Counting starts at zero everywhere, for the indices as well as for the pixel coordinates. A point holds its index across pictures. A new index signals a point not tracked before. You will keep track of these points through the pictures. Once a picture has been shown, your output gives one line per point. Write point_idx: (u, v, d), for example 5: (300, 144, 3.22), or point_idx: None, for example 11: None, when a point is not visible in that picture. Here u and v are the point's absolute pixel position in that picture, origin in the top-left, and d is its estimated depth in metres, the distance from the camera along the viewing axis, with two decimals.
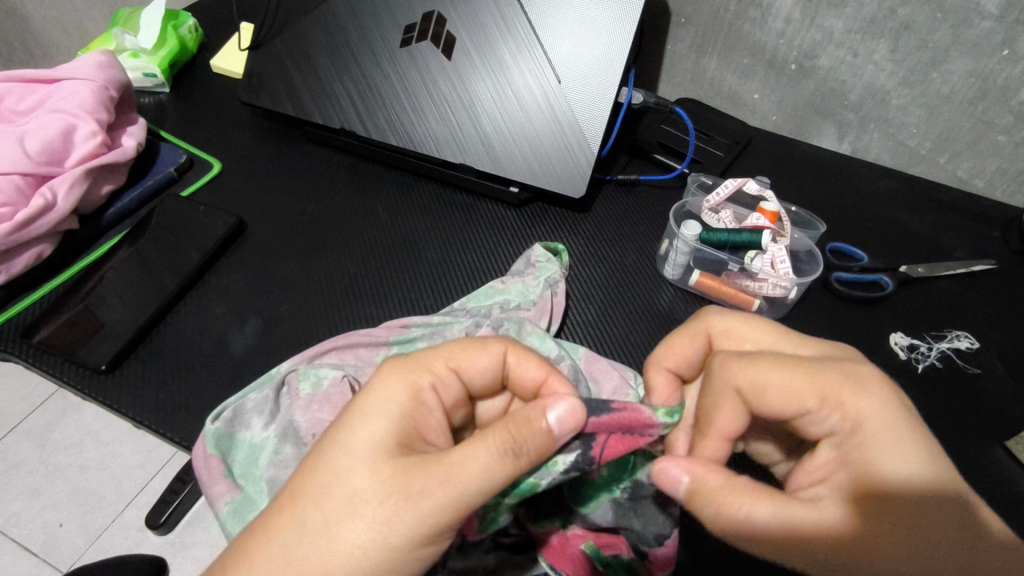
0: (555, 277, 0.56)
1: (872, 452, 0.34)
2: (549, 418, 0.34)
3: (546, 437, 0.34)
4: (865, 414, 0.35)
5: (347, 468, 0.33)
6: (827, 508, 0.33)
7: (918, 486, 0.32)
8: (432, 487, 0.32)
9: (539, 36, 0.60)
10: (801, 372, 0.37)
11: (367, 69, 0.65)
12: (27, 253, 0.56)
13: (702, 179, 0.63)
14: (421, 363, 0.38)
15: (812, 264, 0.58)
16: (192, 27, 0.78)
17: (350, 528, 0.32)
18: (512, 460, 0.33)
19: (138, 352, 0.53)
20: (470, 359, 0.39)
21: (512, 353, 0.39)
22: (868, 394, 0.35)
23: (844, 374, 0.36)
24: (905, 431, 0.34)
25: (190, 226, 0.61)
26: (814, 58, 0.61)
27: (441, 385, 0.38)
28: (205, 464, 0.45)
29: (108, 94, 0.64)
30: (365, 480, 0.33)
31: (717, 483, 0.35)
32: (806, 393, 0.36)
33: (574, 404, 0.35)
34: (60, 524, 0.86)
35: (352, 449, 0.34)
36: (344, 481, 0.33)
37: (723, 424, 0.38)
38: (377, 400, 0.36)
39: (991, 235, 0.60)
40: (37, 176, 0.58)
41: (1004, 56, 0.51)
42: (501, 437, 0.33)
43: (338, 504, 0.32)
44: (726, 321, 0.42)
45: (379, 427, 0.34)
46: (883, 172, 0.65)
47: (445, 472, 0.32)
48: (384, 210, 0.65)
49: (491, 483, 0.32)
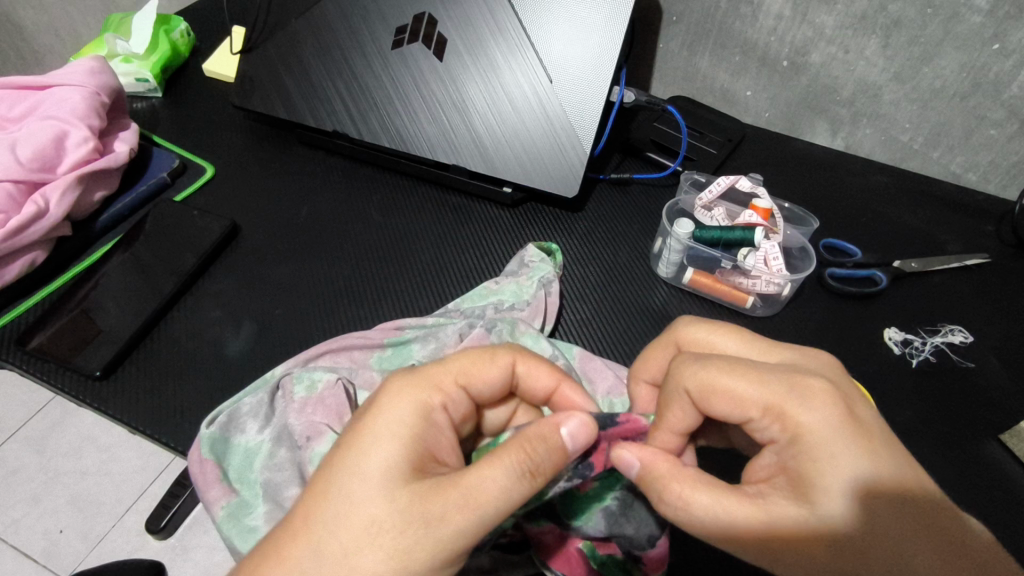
0: (548, 277, 0.56)
1: (811, 463, 0.33)
2: (562, 434, 0.35)
3: (561, 454, 0.34)
4: (806, 425, 0.34)
5: (360, 495, 0.32)
6: (763, 506, 0.33)
7: (856, 494, 0.32)
8: (452, 513, 0.31)
9: (530, 36, 0.60)
10: (748, 381, 0.35)
11: (358, 71, 0.65)
12: (20, 260, 0.56)
13: (694, 176, 0.63)
14: (428, 378, 0.37)
15: (805, 259, 0.58)
16: (184, 32, 0.78)
17: (369, 557, 0.31)
18: (530, 480, 0.33)
19: (134, 356, 0.54)
20: (478, 371, 0.39)
21: (521, 362, 0.40)
22: (814, 405, 0.34)
23: (793, 385, 0.35)
24: (847, 441, 0.33)
25: (184, 230, 0.61)
26: (806, 54, 0.61)
27: (452, 402, 0.37)
28: (201, 469, 0.45)
29: (100, 100, 0.64)
30: (384, 506, 0.32)
31: (658, 480, 0.35)
32: (751, 402, 0.35)
33: (585, 419, 0.36)
34: (60, 530, 0.86)
35: (365, 473, 0.33)
36: (360, 509, 0.32)
37: (672, 422, 0.38)
38: (388, 420, 0.35)
39: (985, 228, 0.60)
40: (30, 183, 0.58)
41: (996, 50, 0.51)
42: (518, 457, 0.33)
43: (357, 532, 0.31)
44: (693, 329, 0.41)
45: (393, 449, 0.34)
46: (876, 168, 0.66)
47: (463, 496, 0.32)
48: (378, 212, 0.65)
49: (508, 505, 0.32)
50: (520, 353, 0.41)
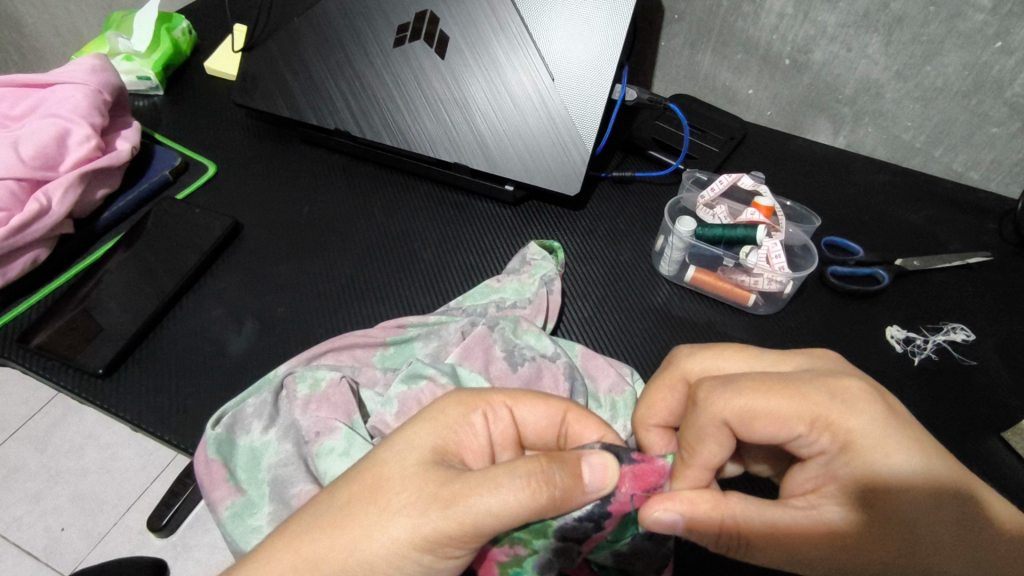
0: (550, 275, 0.56)
1: (865, 467, 0.33)
2: (583, 468, 0.34)
3: (575, 480, 0.33)
4: (856, 430, 0.34)
5: (381, 457, 0.34)
6: (819, 516, 0.34)
7: (914, 488, 0.32)
8: (447, 493, 0.32)
9: (533, 35, 0.60)
10: (789, 398, 0.35)
11: (360, 70, 0.65)
12: (23, 257, 0.56)
13: (696, 174, 0.63)
14: (479, 395, 0.38)
15: (807, 258, 0.58)
16: (186, 30, 0.78)
17: (367, 511, 0.32)
18: (536, 492, 0.32)
19: (136, 354, 0.54)
20: (526, 404, 0.39)
21: (571, 413, 0.39)
22: (854, 406, 0.34)
23: (832, 392, 0.35)
24: (894, 440, 0.33)
25: (187, 228, 0.61)
26: (808, 52, 0.61)
27: (494, 417, 0.38)
28: (207, 469, 0.45)
29: (102, 98, 0.64)
30: (396, 470, 0.33)
31: (710, 511, 0.34)
32: (794, 418, 0.35)
33: (608, 461, 0.35)
34: (62, 528, 0.86)
35: (394, 443, 0.35)
36: (376, 468, 0.34)
37: (706, 457, 0.37)
38: (432, 412, 0.37)
39: (987, 227, 0.60)
40: (32, 181, 0.58)
41: (998, 48, 0.51)
42: (528, 466, 0.32)
43: (365, 489, 0.33)
44: (698, 361, 0.41)
45: (425, 432, 0.35)
46: (877, 166, 0.66)
47: (463, 483, 0.32)
48: (381, 210, 0.65)
49: (503, 510, 0.31)
50: (575, 407, 0.40)
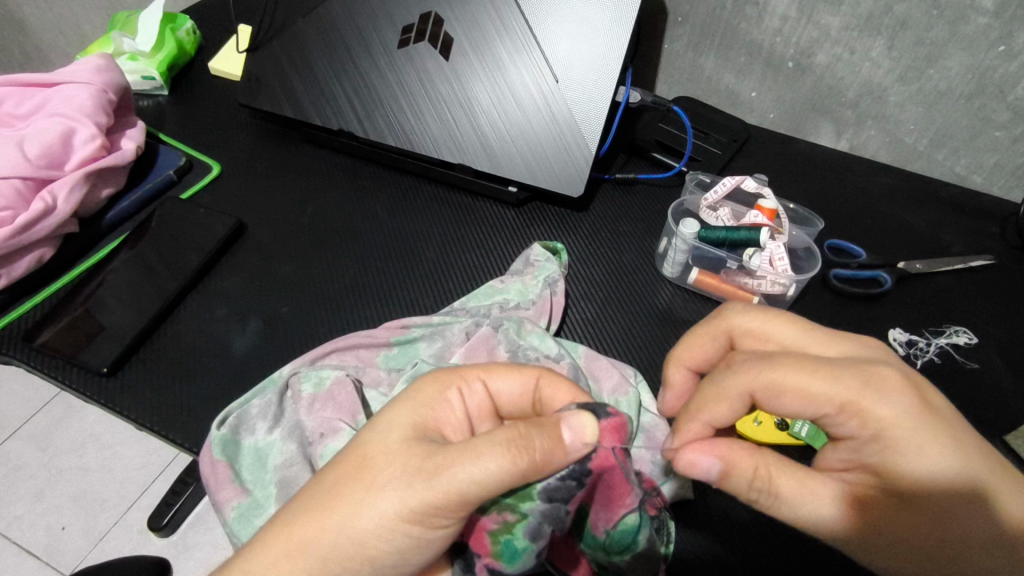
0: (553, 275, 0.56)
1: (892, 454, 0.34)
2: (562, 429, 0.34)
3: (556, 444, 0.34)
4: (885, 418, 0.34)
5: (364, 439, 0.35)
6: (840, 489, 0.35)
7: (938, 476, 0.33)
8: (431, 465, 0.32)
9: (537, 36, 0.60)
10: (822, 379, 0.35)
11: (364, 70, 0.65)
12: (28, 256, 0.56)
13: (699, 177, 0.64)
14: (453, 371, 0.39)
15: (811, 261, 0.58)
16: (190, 30, 0.78)
17: (355, 491, 0.33)
18: (517, 457, 0.32)
19: (140, 353, 0.54)
20: (501, 375, 0.40)
21: (545, 378, 0.39)
22: (889, 396, 0.34)
23: (866, 380, 0.35)
24: (923, 431, 0.34)
25: (191, 228, 0.61)
26: (812, 55, 0.61)
27: (469, 393, 0.39)
28: (212, 470, 0.45)
29: (108, 98, 0.64)
30: (380, 449, 0.34)
31: (747, 465, 0.36)
32: (824, 400, 0.35)
33: (588, 419, 0.35)
34: (63, 528, 0.86)
35: (375, 423, 0.35)
36: (360, 450, 0.34)
37: (716, 415, 0.39)
38: (407, 393, 0.37)
39: (990, 230, 0.60)
40: (37, 180, 0.58)
41: (1001, 52, 0.51)
42: (507, 433, 0.33)
43: (350, 470, 0.33)
44: (746, 319, 0.41)
45: (404, 410, 0.36)
46: (880, 169, 0.66)
47: (446, 454, 0.33)
48: (384, 210, 0.65)
49: (486, 478, 0.32)
50: (547, 372, 0.40)
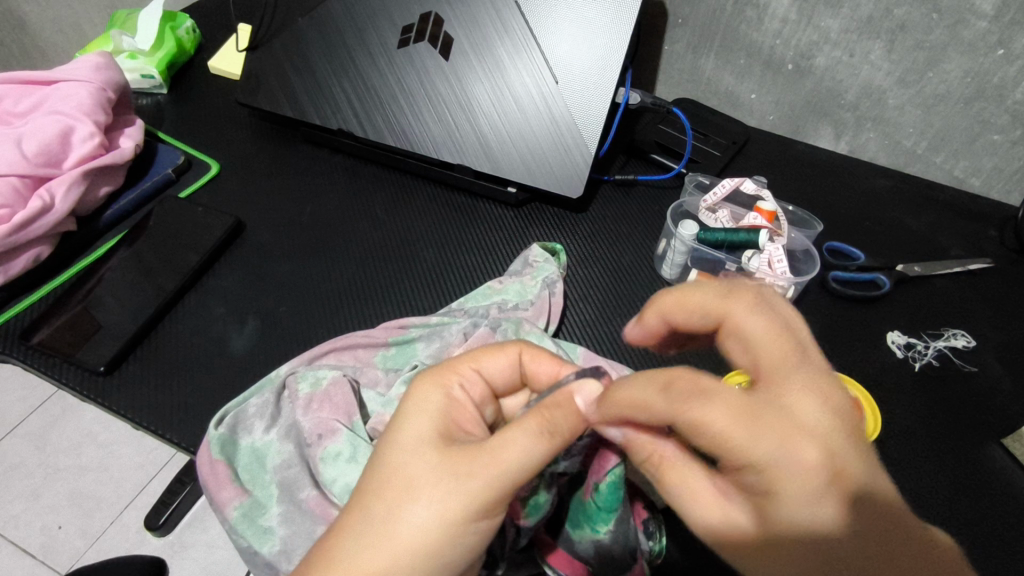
0: (552, 276, 0.56)
1: (779, 516, 0.30)
2: (577, 400, 0.35)
3: (578, 417, 0.35)
4: (823, 447, 0.29)
5: (398, 460, 0.35)
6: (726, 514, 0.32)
7: (820, 550, 0.29)
8: (477, 469, 0.33)
9: (536, 36, 0.60)
10: (742, 428, 0.29)
11: (364, 70, 0.65)
12: (25, 254, 0.56)
13: (698, 179, 0.64)
14: (444, 368, 0.39)
15: (808, 263, 0.58)
16: (190, 29, 0.78)
17: (411, 511, 0.33)
18: (551, 440, 0.33)
19: (137, 352, 0.54)
20: (490, 358, 0.39)
21: (527, 352, 0.41)
22: (837, 426, 0.30)
23: (782, 441, 0.29)
24: (823, 509, 0.29)
25: (188, 227, 0.61)
26: (811, 58, 0.61)
27: (469, 384, 0.39)
28: (211, 470, 0.45)
29: (107, 96, 0.64)
30: (420, 466, 0.34)
31: (643, 449, 0.36)
32: (721, 447, 0.30)
33: (599, 384, 0.36)
34: (60, 526, 0.86)
35: (403, 442, 0.35)
36: (399, 471, 0.34)
37: (634, 416, 0.33)
38: (416, 402, 0.37)
39: (988, 233, 0.60)
40: (36, 178, 0.58)
41: (1000, 55, 0.51)
42: (535, 421, 0.34)
43: (397, 492, 0.34)
44: (750, 316, 0.34)
45: (423, 421, 0.36)
46: (879, 172, 0.66)
47: (487, 455, 0.33)
48: (384, 210, 0.65)
49: (531, 463, 0.33)
50: (528, 346, 0.41)
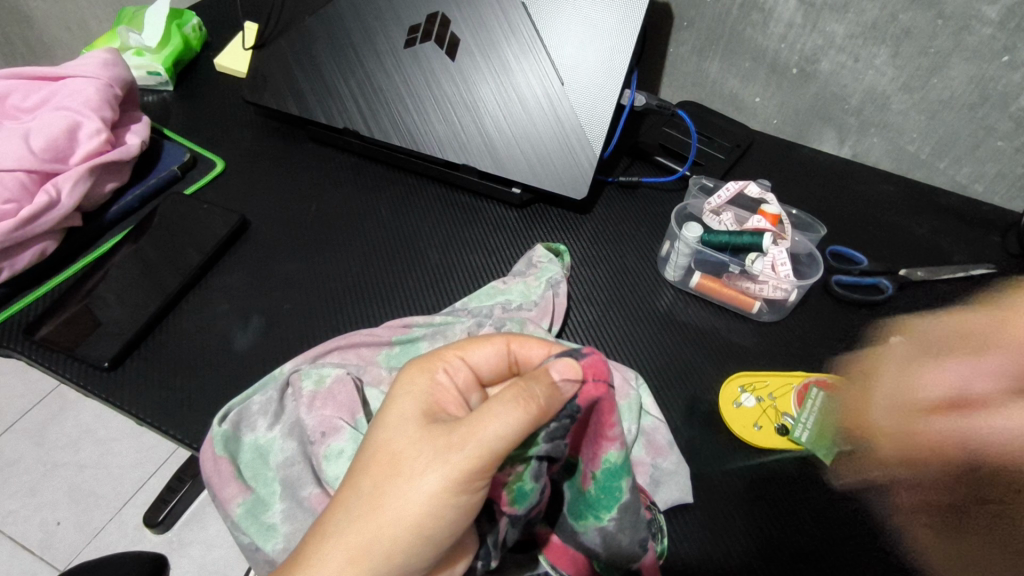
0: (556, 277, 0.56)
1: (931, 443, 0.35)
2: (551, 373, 0.35)
3: (552, 387, 0.34)
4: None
5: (385, 440, 0.36)
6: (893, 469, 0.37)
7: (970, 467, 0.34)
8: (457, 440, 0.34)
9: (542, 38, 0.60)
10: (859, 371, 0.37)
11: (371, 69, 0.65)
12: (30, 250, 0.56)
13: (702, 181, 0.64)
14: (432, 356, 0.40)
15: (813, 266, 0.59)
16: (196, 27, 0.78)
17: (396, 485, 0.34)
18: (525, 408, 0.33)
19: (140, 349, 0.54)
20: (475, 348, 0.39)
21: (514, 342, 0.40)
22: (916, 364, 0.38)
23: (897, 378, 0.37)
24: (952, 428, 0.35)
25: (192, 225, 0.61)
26: (816, 62, 0.61)
27: (453, 369, 0.39)
28: (215, 466, 0.45)
29: (114, 92, 0.64)
30: (405, 444, 0.35)
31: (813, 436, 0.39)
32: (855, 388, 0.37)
33: (570, 360, 0.35)
34: (58, 523, 0.86)
35: (389, 423, 0.37)
36: (385, 450, 0.36)
37: None
38: (403, 386, 0.38)
39: (991, 239, 0.60)
40: (43, 172, 0.58)
41: (1004, 62, 0.51)
42: (509, 392, 0.34)
43: (385, 469, 0.35)
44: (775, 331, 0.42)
45: (409, 404, 0.37)
46: (882, 177, 0.66)
47: (465, 427, 0.34)
48: (388, 209, 0.65)
49: (506, 430, 0.33)
50: (515, 337, 0.40)
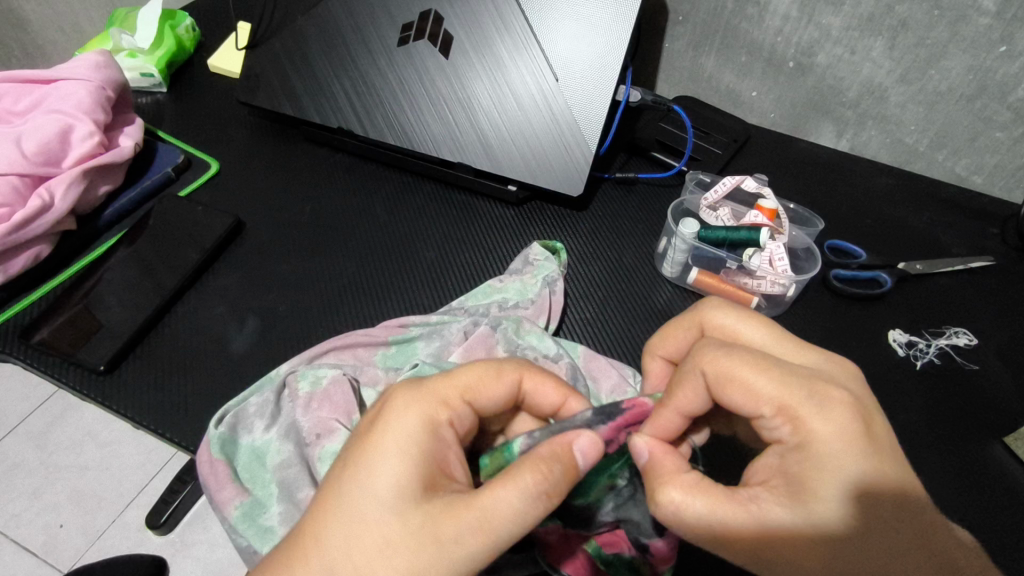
0: (553, 275, 0.56)
1: (815, 467, 0.33)
2: (576, 455, 0.35)
3: (576, 473, 0.34)
4: (817, 433, 0.33)
5: (370, 516, 0.32)
6: (754, 514, 0.33)
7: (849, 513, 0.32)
8: (466, 533, 0.32)
9: (536, 35, 0.60)
10: (766, 379, 0.35)
11: (364, 68, 0.65)
12: (24, 254, 0.56)
13: (700, 176, 0.63)
14: (432, 394, 0.37)
15: (810, 261, 0.58)
16: (189, 27, 0.78)
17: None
18: (546, 503, 0.33)
19: (137, 352, 0.54)
20: (486, 390, 0.39)
21: (528, 379, 0.40)
22: (788, 387, 0.35)
23: (812, 391, 0.34)
24: (844, 460, 0.32)
25: (188, 227, 0.61)
26: (812, 55, 0.61)
27: (457, 417, 0.37)
28: (211, 469, 0.45)
29: (106, 94, 0.63)
30: (398, 529, 0.32)
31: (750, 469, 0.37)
32: (763, 398, 0.35)
33: (594, 437, 0.36)
34: (60, 525, 0.86)
35: (377, 496, 0.33)
36: (372, 530, 0.32)
37: (681, 402, 0.37)
38: (395, 439, 0.35)
39: (990, 231, 0.60)
40: (35, 177, 0.58)
41: (1002, 52, 0.51)
42: (534, 479, 0.33)
43: (370, 552, 0.32)
44: (723, 316, 0.41)
45: (401, 471, 0.34)
46: (880, 170, 0.66)
47: (478, 517, 0.32)
48: (383, 209, 0.65)
49: (524, 527, 0.32)
50: (529, 372, 0.40)
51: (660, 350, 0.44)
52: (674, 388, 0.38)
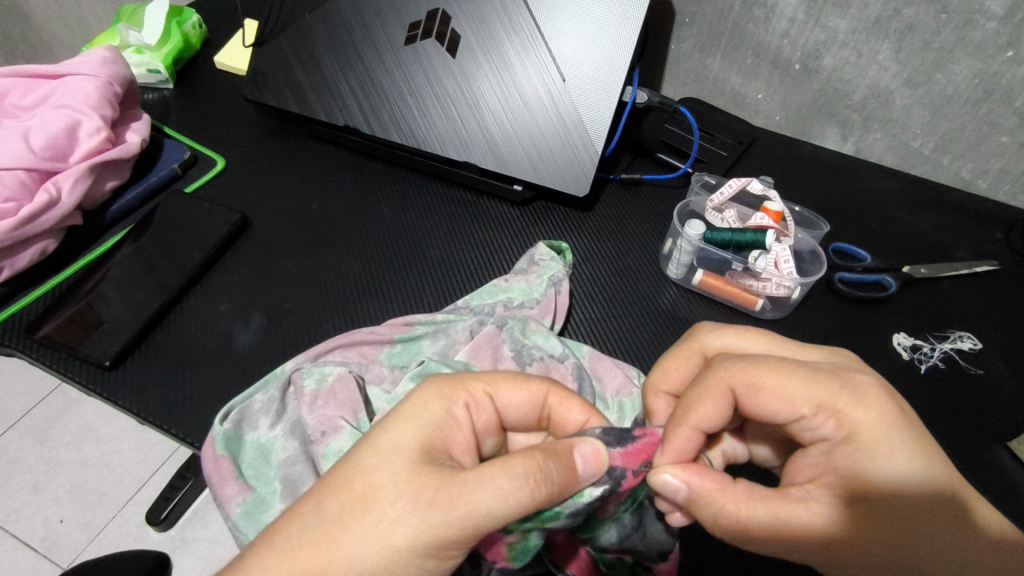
0: (559, 275, 0.56)
1: (864, 457, 0.34)
2: (576, 458, 0.35)
3: (570, 471, 0.34)
4: (861, 422, 0.34)
5: (367, 463, 0.33)
6: (817, 513, 0.34)
7: (911, 486, 0.33)
8: (446, 499, 0.31)
9: (544, 34, 0.60)
10: (796, 380, 0.36)
11: (371, 66, 0.65)
12: (31, 248, 0.56)
13: (705, 178, 0.64)
14: (458, 382, 0.38)
15: (816, 264, 0.58)
16: (196, 24, 0.78)
17: (363, 522, 0.32)
18: (534, 489, 0.32)
19: (142, 347, 0.54)
20: (507, 388, 0.39)
21: (554, 395, 0.40)
22: (820, 383, 0.35)
23: (842, 382, 0.35)
24: (893, 440, 0.33)
25: (192, 225, 0.61)
26: (818, 57, 0.61)
27: (476, 406, 0.38)
28: (215, 466, 0.45)
29: (113, 90, 0.64)
30: (388, 478, 0.33)
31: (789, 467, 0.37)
32: (799, 400, 0.35)
33: (597, 446, 0.36)
34: (61, 520, 0.86)
35: (379, 448, 0.34)
36: (365, 475, 0.33)
37: (700, 417, 0.38)
38: (411, 408, 0.36)
39: (994, 235, 0.60)
40: (42, 171, 0.58)
41: (1009, 57, 0.51)
42: (524, 463, 0.32)
43: (357, 496, 0.32)
44: (720, 337, 0.42)
45: (407, 433, 0.35)
46: (885, 173, 0.66)
47: (461, 486, 0.32)
48: (389, 206, 0.65)
49: (504, 509, 0.31)
50: (558, 390, 0.40)
51: (664, 386, 0.43)
52: (693, 403, 0.38)
